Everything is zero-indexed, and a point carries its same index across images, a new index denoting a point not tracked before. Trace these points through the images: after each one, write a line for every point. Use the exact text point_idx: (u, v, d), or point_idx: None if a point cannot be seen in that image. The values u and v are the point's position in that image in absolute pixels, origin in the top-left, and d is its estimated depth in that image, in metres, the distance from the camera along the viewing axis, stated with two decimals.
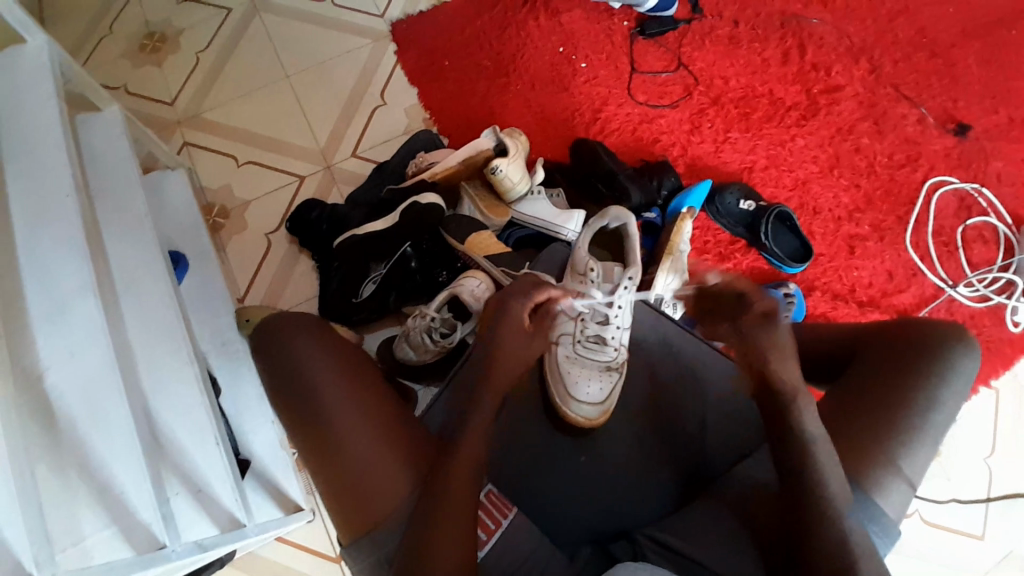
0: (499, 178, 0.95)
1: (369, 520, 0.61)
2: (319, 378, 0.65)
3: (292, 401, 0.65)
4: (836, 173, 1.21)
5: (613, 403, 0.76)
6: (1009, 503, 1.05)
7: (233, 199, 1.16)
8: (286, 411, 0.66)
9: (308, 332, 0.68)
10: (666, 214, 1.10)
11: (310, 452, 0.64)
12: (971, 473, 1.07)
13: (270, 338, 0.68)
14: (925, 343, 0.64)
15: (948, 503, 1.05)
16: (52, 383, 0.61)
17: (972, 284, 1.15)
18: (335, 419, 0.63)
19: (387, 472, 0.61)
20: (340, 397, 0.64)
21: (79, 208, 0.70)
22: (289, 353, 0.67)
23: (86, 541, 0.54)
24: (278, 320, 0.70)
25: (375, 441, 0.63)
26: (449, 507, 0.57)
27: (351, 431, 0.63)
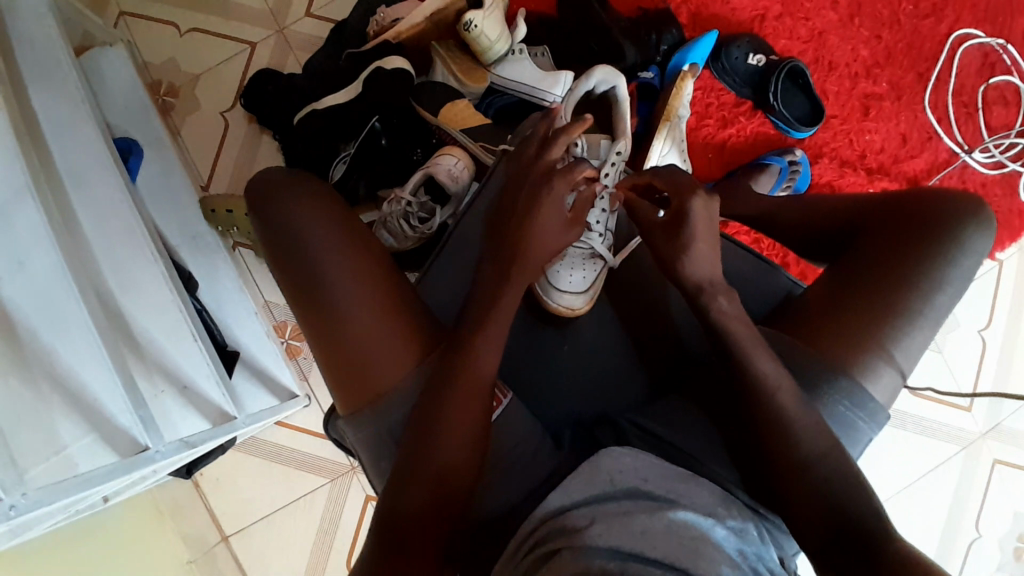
0: (475, 34, 0.83)
1: (373, 392, 0.59)
2: (323, 245, 0.60)
3: (293, 269, 0.60)
4: (856, 23, 1.07)
5: (596, 291, 0.72)
6: (1000, 380, 1.07)
7: (182, 75, 1.03)
8: (286, 280, 0.61)
9: (311, 197, 0.61)
10: (665, 73, 0.98)
11: (312, 326, 0.60)
12: (964, 355, 1.07)
13: (268, 203, 0.62)
14: (940, 221, 0.59)
15: (936, 389, 1.07)
16: (11, 297, 0.56)
17: (988, 150, 1.07)
18: (343, 292, 0.59)
19: (394, 348, 0.59)
20: (344, 266, 0.60)
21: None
22: (290, 220, 0.60)
23: (69, 448, 0.53)
24: (275, 183, 0.62)
25: (382, 315, 0.59)
26: (460, 392, 0.56)
27: (357, 305, 0.59)
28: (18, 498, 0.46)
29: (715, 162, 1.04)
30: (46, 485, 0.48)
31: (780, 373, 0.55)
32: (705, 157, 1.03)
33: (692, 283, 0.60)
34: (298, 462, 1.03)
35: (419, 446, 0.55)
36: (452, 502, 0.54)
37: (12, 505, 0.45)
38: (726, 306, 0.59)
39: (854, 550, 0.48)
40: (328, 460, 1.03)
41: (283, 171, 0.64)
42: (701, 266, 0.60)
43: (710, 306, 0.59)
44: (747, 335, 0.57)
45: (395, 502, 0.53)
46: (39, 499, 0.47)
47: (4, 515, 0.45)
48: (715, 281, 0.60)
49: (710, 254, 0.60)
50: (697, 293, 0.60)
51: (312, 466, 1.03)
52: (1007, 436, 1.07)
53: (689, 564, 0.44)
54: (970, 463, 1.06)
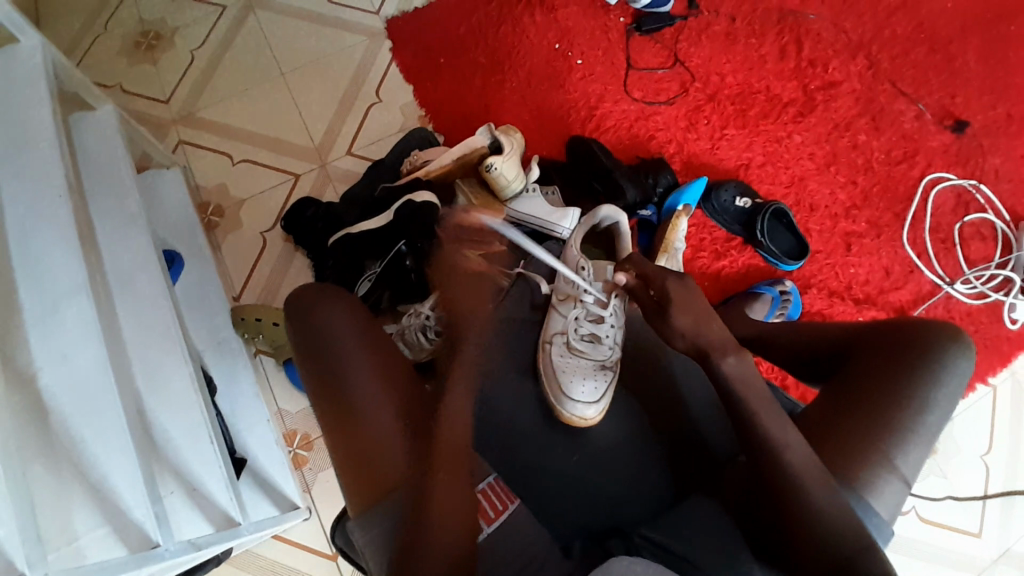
0: (495, 175, 0.95)
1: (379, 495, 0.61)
2: (348, 353, 0.65)
3: (318, 373, 0.65)
4: (832, 170, 1.20)
5: (607, 401, 0.77)
6: (1006, 500, 1.06)
7: (229, 197, 1.16)
8: (310, 381, 0.65)
9: (340, 299, 0.68)
10: (662, 211, 1.10)
11: (328, 419, 0.64)
12: (971, 478, 1.06)
13: (298, 302, 0.68)
14: (921, 341, 0.64)
15: (944, 500, 1.05)
16: (47, 383, 0.61)
17: (969, 282, 1.14)
18: (363, 386, 0.64)
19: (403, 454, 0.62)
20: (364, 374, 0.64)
21: (71, 211, 0.70)
22: (320, 317, 0.66)
23: (80, 539, 0.54)
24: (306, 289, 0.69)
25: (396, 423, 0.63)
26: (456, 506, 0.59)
27: (375, 400, 0.64)
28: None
29: (711, 290, 1.11)
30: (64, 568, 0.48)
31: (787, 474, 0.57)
32: (702, 285, 1.11)
33: (702, 344, 0.64)
34: None
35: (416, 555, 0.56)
36: None
37: None
38: (734, 366, 0.63)
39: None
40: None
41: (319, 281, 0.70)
42: (703, 329, 0.64)
43: (717, 364, 0.64)
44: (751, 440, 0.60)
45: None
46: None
47: None
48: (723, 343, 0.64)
49: (712, 322, 0.65)
50: (704, 353, 0.64)
51: None
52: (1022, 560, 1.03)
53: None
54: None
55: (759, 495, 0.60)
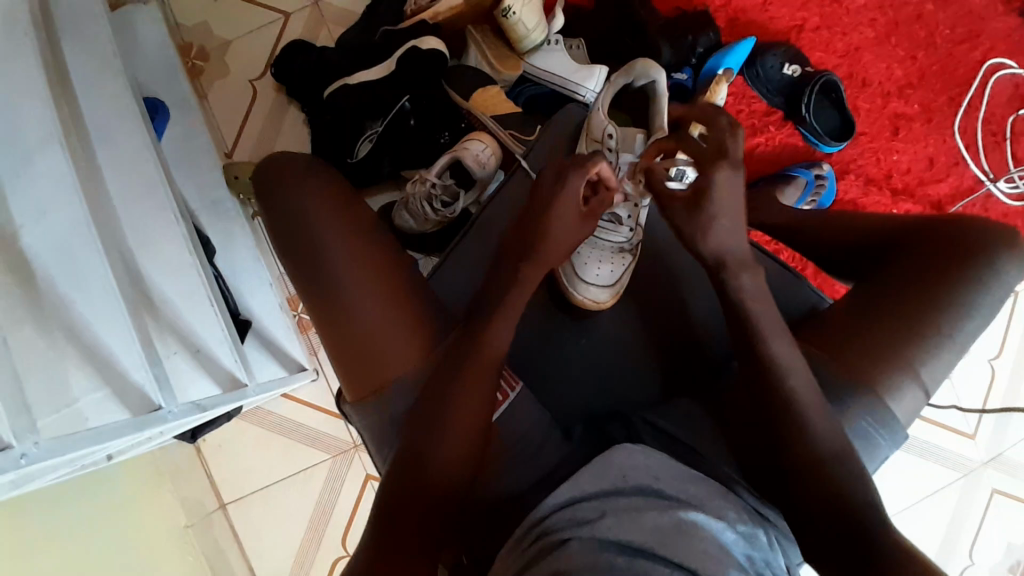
0: (512, 22, 0.83)
1: (379, 382, 0.59)
2: (331, 237, 0.60)
3: (299, 259, 0.61)
4: (892, 41, 1.06)
5: (622, 285, 0.72)
6: (1000, 418, 1.08)
7: (214, 41, 1.03)
8: (292, 267, 0.61)
9: (314, 177, 0.62)
10: (699, 76, 0.98)
11: (315, 311, 0.61)
12: (972, 381, 1.07)
13: (268, 184, 0.63)
14: (974, 245, 0.58)
15: (947, 411, 1.06)
16: (28, 240, 0.56)
17: (1013, 180, 1.05)
18: (349, 275, 0.60)
19: (400, 338, 0.59)
20: (349, 259, 0.60)
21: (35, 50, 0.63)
22: (293, 200, 0.61)
23: (79, 402, 0.52)
24: (277, 167, 0.63)
25: (394, 310, 0.60)
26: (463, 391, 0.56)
27: (363, 292, 0.59)
28: (30, 447, 0.44)
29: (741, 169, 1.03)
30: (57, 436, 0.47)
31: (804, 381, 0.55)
32: None
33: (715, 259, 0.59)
34: (302, 435, 1.03)
35: (422, 439, 0.54)
36: (453, 498, 0.54)
37: (23, 454, 0.43)
38: (747, 282, 0.59)
39: (850, 540, 0.49)
40: (332, 435, 1.04)
41: (293, 158, 0.64)
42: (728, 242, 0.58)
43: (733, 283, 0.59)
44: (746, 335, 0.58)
45: (399, 491, 0.53)
46: (50, 449, 0.45)
47: (14, 464, 0.43)
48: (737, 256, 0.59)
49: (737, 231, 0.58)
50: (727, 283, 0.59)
51: (315, 441, 1.04)
52: (1007, 466, 1.07)
53: (704, 562, 0.45)
54: (969, 491, 1.06)
55: None
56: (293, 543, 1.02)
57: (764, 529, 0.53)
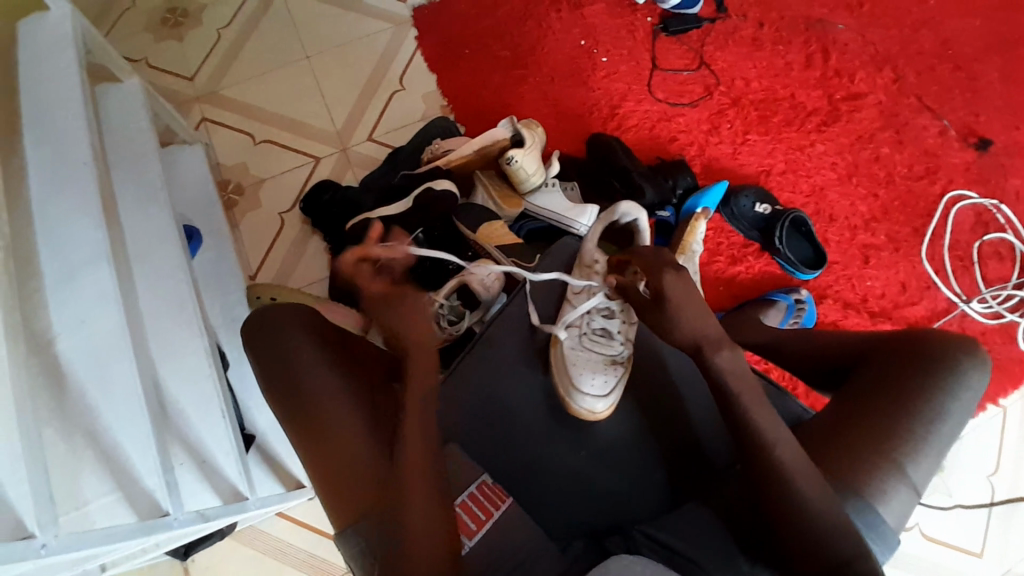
0: (514, 169, 0.95)
1: (358, 506, 0.62)
2: (309, 372, 0.68)
3: (283, 391, 0.68)
4: (853, 181, 1.19)
5: (616, 397, 0.75)
6: (1008, 510, 1.05)
7: (249, 177, 1.17)
8: (276, 398, 0.68)
9: (295, 318, 0.71)
10: (681, 213, 1.09)
11: (300, 439, 0.67)
12: (971, 493, 1.06)
13: (253, 326, 0.72)
14: (936, 353, 0.63)
15: (954, 525, 1.04)
16: (65, 350, 0.61)
17: (986, 300, 1.13)
18: (324, 399, 0.67)
19: (373, 461, 0.63)
20: (327, 390, 0.67)
21: (104, 188, 0.74)
22: (276, 336, 0.70)
23: (89, 505, 0.55)
24: (264, 312, 0.72)
25: (366, 434, 0.65)
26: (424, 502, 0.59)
27: (339, 420, 0.66)
28: (50, 538, 0.45)
29: (726, 293, 1.11)
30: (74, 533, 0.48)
31: (810, 479, 0.57)
32: (716, 290, 1.11)
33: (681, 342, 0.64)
34: (293, 557, 1.00)
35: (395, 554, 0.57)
36: None
37: (43, 544, 0.44)
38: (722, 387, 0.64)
39: None
40: (325, 556, 1.00)
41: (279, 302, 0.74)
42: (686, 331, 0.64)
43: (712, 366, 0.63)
44: (770, 428, 0.61)
45: None
46: (66, 544, 0.47)
47: (34, 553, 0.44)
48: (709, 335, 0.64)
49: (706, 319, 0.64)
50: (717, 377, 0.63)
51: (306, 564, 1.00)
52: None
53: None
54: None
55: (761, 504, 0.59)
56: None
57: None
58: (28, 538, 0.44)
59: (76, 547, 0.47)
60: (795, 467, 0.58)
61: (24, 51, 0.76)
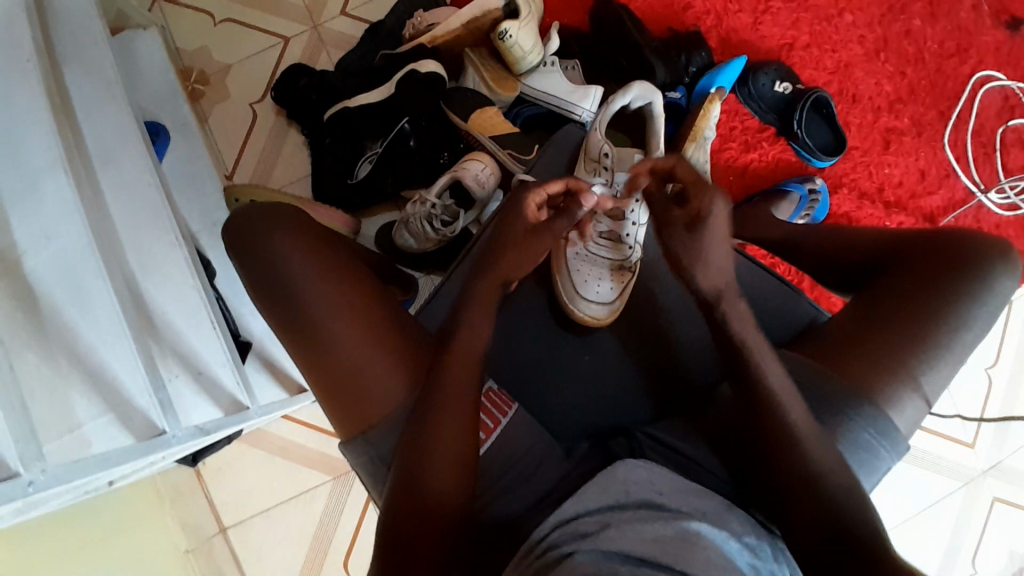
0: (509, 45, 0.84)
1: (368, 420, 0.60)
2: (305, 280, 0.60)
3: (276, 303, 0.61)
4: (881, 57, 1.08)
5: (620, 303, 0.74)
6: (999, 426, 1.08)
7: (213, 63, 1.05)
8: (269, 310, 0.62)
9: (283, 223, 0.62)
10: (693, 94, 1.00)
11: (299, 352, 0.61)
12: (967, 394, 1.07)
13: (240, 235, 0.63)
14: (967, 257, 0.59)
15: (945, 421, 1.07)
16: (32, 264, 0.56)
17: (1003, 192, 1.07)
18: (324, 316, 0.59)
19: (384, 375, 0.59)
20: (327, 300, 0.60)
21: (42, 76, 0.65)
22: (269, 249, 0.61)
23: (84, 427, 0.52)
24: (249, 216, 0.63)
25: (374, 348, 0.60)
26: (446, 419, 0.57)
27: (341, 333, 0.60)
28: (37, 475, 0.44)
29: (736, 185, 1.04)
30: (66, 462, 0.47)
31: (797, 405, 0.55)
32: (726, 180, 1.04)
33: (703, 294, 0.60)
34: (302, 456, 1.03)
35: (417, 470, 0.55)
36: (448, 526, 0.55)
37: (30, 482, 0.43)
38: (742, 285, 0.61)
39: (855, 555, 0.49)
40: (332, 456, 1.03)
41: (265, 204, 0.64)
42: (705, 278, 0.59)
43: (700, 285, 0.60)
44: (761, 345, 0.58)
45: (397, 526, 0.54)
46: (56, 478, 0.45)
47: (21, 492, 0.43)
48: (728, 285, 0.60)
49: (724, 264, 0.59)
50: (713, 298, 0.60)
51: (315, 462, 1.03)
52: (1006, 473, 1.07)
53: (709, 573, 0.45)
54: (969, 499, 1.06)
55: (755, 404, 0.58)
56: (294, 567, 1.01)
57: (770, 540, 0.53)
58: (14, 475, 0.43)
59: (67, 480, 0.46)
60: (787, 389, 0.56)
61: None
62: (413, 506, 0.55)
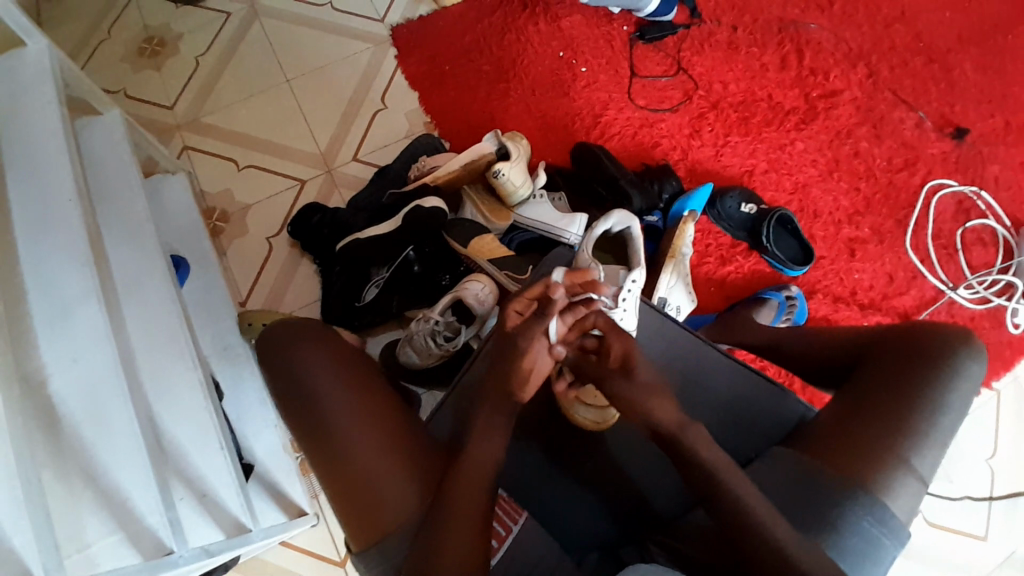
0: (501, 181, 0.95)
1: (379, 527, 0.62)
2: (328, 389, 0.65)
3: (299, 411, 0.65)
4: (835, 177, 1.21)
5: (609, 409, 0.73)
6: (1010, 508, 1.06)
7: (234, 203, 1.16)
8: (291, 417, 0.65)
9: (310, 337, 0.68)
10: (668, 217, 1.11)
11: (315, 461, 0.64)
12: (973, 487, 1.07)
13: (271, 349, 0.68)
14: (936, 347, 0.64)
15: (955, 518, 1.05)
16: (57, 388, 0.60)
17: (972, 287, 1.15)
18: (342, 424, 0.63)
19: (395, 482, 0.62)
20: (347, 408, 0.64)
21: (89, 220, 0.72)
22: (297, 360, 0.66)
23: (92, 547, 0.54)
24: (279, 330, 0.69)
25: (387, 454, 0.63)
26: (455, 525, 0.58)
27: (358, 440, 0.63)
28: None
29: (717, 295, 1.12)
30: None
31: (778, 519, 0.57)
32: (708, 291, 1.12)
33: (664, 428, 0.64)
34: None
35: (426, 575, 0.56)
36: None
37: None
38: None
39: None
40: None
41: (292, 320, 0.70)
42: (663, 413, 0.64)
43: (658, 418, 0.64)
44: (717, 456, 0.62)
45: None
46: None
47: None
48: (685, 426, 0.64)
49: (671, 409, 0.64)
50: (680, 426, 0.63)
51: None
52: None
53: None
54: None
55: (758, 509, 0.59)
56: None
57: None
58: None
59: None
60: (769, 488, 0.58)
61: (1, 88, 0.76)
62: None
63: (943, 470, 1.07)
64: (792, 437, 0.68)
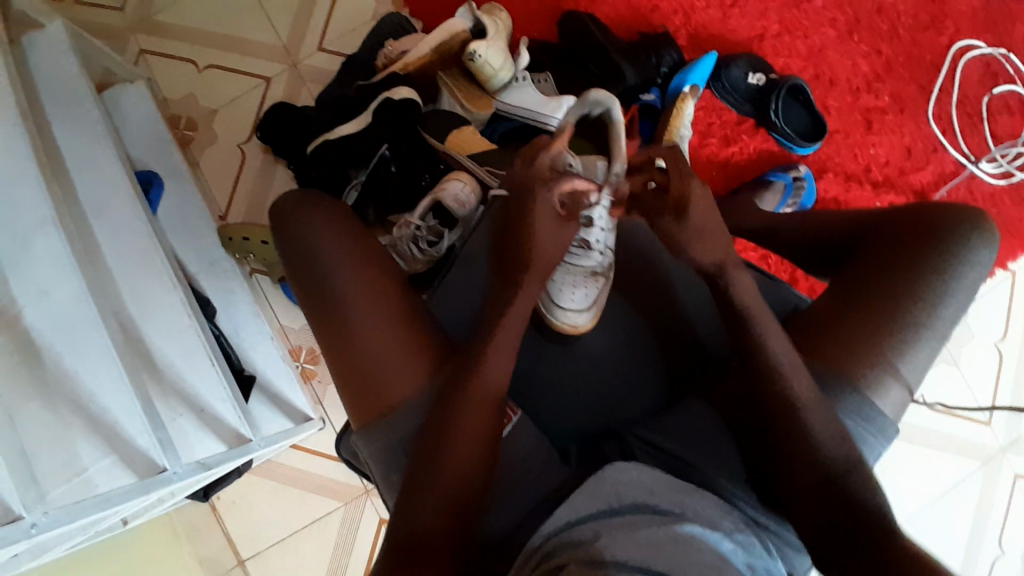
0: (479, 64, 0.86)
1: (387, 404, 0.60)
2: (339, 262, 0.63)
3: (309, 286, 0.63)
4: (855, 38, 1.08)
5: (597, 307, 0.74)
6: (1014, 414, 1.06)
7: (200, 108, 1.07)
8: (302, 291, 0.64)
9: (320, 209, 0.65)
10: (667, 94, 1.01)
11: (324, 337, 0.63)
12: (981, 375, 1.06)
13: (280, 222, 0.65)
14: (945, 234, 0.59)
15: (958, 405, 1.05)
16: (30, 318, 0.57)
17: (995, 160, 1.06)
18: (353, 297, 0.62)
19: (404, 360, 0.61)
20: (358, 279, 0.62)
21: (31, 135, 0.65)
22: (309, 231, 0.64)
23: (89, 470, 0.53)
24: (289, 202, 0.66)
25: (397, 329, 0.61)
26: (464, 411, 0.57)
27: (367, 314, 0.61)
28: (38, 517, 0.46)
29: (719, 180, 1.05)
30: (65, 505, 0.49)
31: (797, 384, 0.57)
32: (710, 175, 1.04)
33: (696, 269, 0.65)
34: (314, 483, 1.03)
35: (434, 452, 0.56)
36: (463, 507, 0.56)
37: (33, 524, 0.45)
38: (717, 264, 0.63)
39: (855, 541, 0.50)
40: (343, 484, 1.03)
41: (301, 193, 0.68)
42: (705, 253, 0.65)
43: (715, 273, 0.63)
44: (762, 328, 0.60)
45: (410, 502, 0.55)
46: (59, 518, 0.47)
47: (25, 533, 0.45)
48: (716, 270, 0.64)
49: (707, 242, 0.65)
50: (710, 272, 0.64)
51: (326, 488, 1.04)
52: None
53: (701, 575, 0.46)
54: (989, 478, 1.05)
55: (757, 402, 0.58)
56: None
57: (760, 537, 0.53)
58: (17, 518, 0.45)
59: (70, 520, 0.48)
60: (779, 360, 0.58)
61: None
62: (436, 482, 0.55)
63: (952, 361, 1.05)
64: (791, 320, 0.66)
